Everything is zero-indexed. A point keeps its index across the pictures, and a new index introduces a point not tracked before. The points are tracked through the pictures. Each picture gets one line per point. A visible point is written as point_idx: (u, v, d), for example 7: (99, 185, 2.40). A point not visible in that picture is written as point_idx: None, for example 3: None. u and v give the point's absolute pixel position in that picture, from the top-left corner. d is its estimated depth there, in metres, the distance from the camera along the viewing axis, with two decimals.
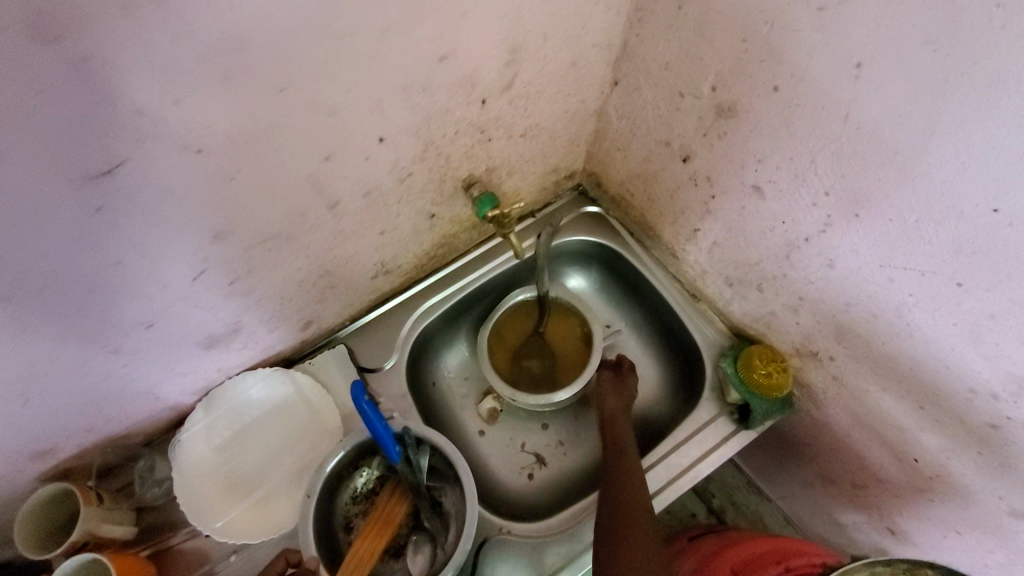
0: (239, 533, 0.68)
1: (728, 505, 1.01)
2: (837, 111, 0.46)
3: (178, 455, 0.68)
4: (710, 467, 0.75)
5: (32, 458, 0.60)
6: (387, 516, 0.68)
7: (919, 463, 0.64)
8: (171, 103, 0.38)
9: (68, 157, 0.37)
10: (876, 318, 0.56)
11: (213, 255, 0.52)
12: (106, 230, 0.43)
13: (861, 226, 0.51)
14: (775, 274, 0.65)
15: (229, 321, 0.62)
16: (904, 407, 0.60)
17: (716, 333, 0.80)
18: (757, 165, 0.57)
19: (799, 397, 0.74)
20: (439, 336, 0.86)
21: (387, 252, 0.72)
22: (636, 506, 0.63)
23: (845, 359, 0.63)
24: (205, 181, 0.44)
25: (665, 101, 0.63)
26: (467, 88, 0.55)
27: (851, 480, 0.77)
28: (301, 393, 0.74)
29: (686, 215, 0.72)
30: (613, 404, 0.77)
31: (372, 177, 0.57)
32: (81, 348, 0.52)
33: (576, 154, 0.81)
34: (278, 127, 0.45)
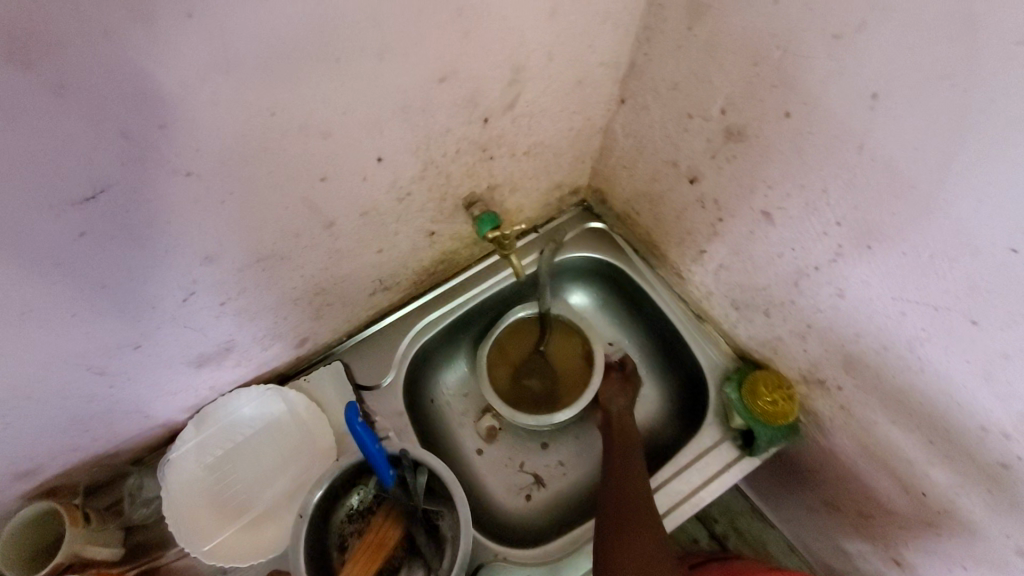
0: (228, 555, 0.66)
1: (731, 531, 0.99)
2: (852, 141, 0.45)
3: (167, 475, 0.66)
4: (712, 495, 0.72)
5: (16, 478, 0.59)
6: (381, 540, 0.66)
7: (927, 497, 0.62)
8: (158, 127, 0.36)
9: (48, 184, 0.35)
10: (886, 350, 0.54)
11: (203, 276, 0.50)
12: (90, 254, 0.41)
13: (874, 258, 0.49)
14: (783, 300, 0.63)
15: (221, 340, 0.61)
16: (913, 441, 0.58)
17: (720, 356, 0.78)
18: (767, 191, 0.55)
19: (805, 424, 0.72)
20: (438, 352, 0.84)
21: (386, 269, 0.70)
22: (641, 529, 0.62)
23: (853, 389, 0.62)
24: (195, 205, 0.43)
25: (673, 121, 0.61)
26: (470, 107, 0.53)
27: (857, 509, 0.75)
28: (295, 411, 0.72)
29: (693, 236, 0.71)
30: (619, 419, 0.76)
31: (369, 197, 0.55)
32: (65, 370, 0.50)
33: (581, 170, 0.80)
34: (271, 150, 0.43)
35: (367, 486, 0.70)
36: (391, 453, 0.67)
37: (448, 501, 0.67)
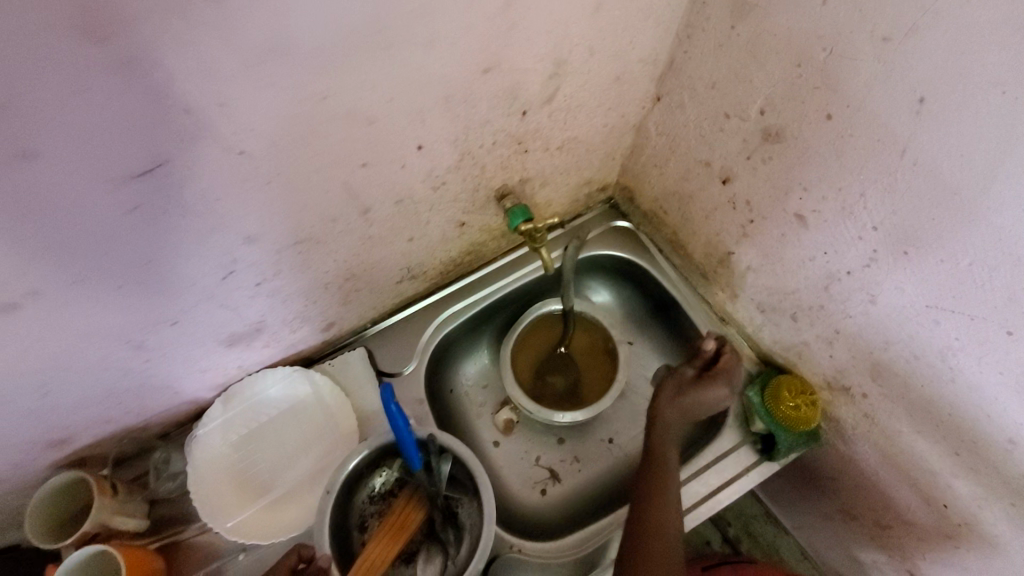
0: (249, 533, 0.67)
1: (744, 535, 0.98)
2: (894, 146, 0.44)
3: (193, 451, 0.68)
4: (729, 498, 0.73)
5: (49, 446, 0.60)
6: (403, 522, 0.67)
7: (949, 509, 0.62)
8: (216, 106, 0.37)
9: (109, 158, 0.36)
10: (916, 359, 0.54)
11: (242, 256, 0.51)
12: (141, 229, 0.42)
13: (910, 265, 0.49)
14: (812, 304, 0.63)
15: (253, 321, 0.62)
16: (939, 452, 0.58)
17: (743, 359, 0.78)
18: (802, 193, 0.55)
19: (826, 430, 0.72)
20: (461, 343, 0.85)
21: (414, 258, 0.71)
22: (652, 564, 0.59)
23: (878, 397, 0.61)
24: (241, 184, 0.44)
25: (709, 120, 0.61)
26: (509, 100, 0.54)
27: (874, 518, 0.75)
28: (320, 394, 0.73)
29: (721, 238, 0.71)
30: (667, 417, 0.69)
31: (406, 185, 0.56)
32: (105, 343, 0.51)
33: (610, 167, 0.80)
34: (318, 134, 0.44)
35: (391, 469, 0.70)
36: (418, 437, 0.67)
37: (471, 489, 0.67)
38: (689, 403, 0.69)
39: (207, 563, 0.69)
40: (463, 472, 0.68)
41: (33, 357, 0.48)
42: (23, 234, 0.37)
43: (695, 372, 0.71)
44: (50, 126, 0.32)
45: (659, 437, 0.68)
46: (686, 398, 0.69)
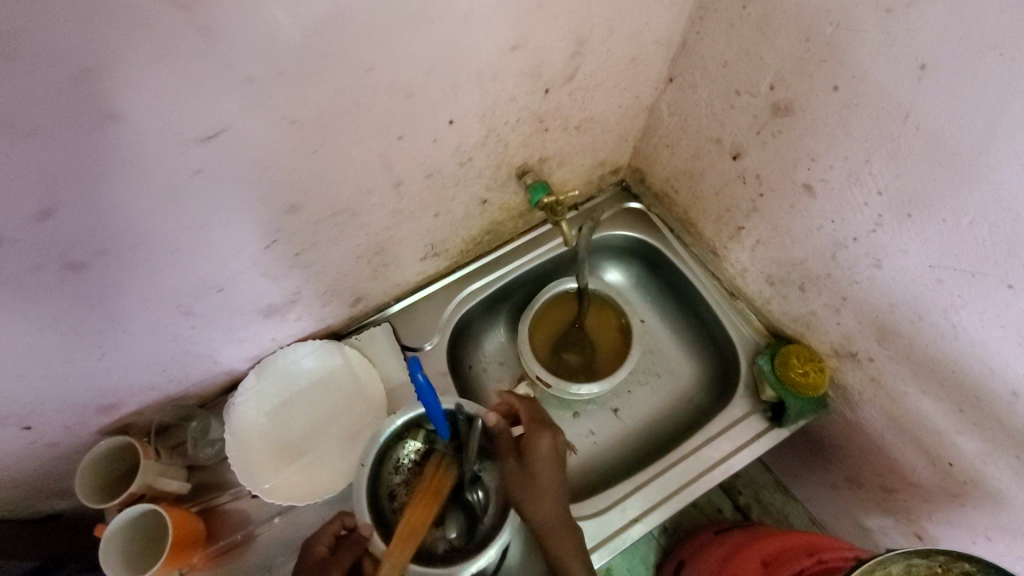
0: (285, 496, 0.70)
1: (755, 504, 1.01)
2: (897, 112, 0.48)
3: (231, 419, 0.71)
4: (741, 463, 0.76)
5: (98, 410, 0.64)
6: (437, 486, 0.67)
7: (954, 467, 0.64)
8: (276, 75, 0.41)
9: (179, 122, 0.39)
10: (921, 319, 0.57)
11: (285, 225, 0.55)
12: (203, 192, 0.46)
13: (913, 226, 0.52)
14: (819, 273, 0.66)
15: (289, 292, 0.66)
16: (943, 409, 0.61)
17: (753, 332, 0.81)
18: (810, 163, 0.59)
19: (834, 397, 0.75)
20: (480, 320, 0.89)
21: (438, 235, 0.74)
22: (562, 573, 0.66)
23: (884, 360, 0.64)
24: (291, 152, 0.47)
25: (720, 98, 0.64)
26: (533, 77, 0.57)
27: (880, 483, 0.77)
28: (349, 366, 0.76)
29: (732, 213, 0.74)
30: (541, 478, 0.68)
31: (435, 159, 0.60)
32: (158, 307, 0.55)
33: (623, 149, 0.83)
34: (361, 105, 0.47)
35: (415, 440, 0.71)
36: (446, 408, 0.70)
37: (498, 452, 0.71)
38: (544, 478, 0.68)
39: (242, 526, 0.72)
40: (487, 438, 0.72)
41: (96, 316, 0.51)
42: (103, 192, 0.41)
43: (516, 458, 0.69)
44: (134, 90, 0.36)
45: (542, 523, 0.67)
46: (536, 486, 0.67)
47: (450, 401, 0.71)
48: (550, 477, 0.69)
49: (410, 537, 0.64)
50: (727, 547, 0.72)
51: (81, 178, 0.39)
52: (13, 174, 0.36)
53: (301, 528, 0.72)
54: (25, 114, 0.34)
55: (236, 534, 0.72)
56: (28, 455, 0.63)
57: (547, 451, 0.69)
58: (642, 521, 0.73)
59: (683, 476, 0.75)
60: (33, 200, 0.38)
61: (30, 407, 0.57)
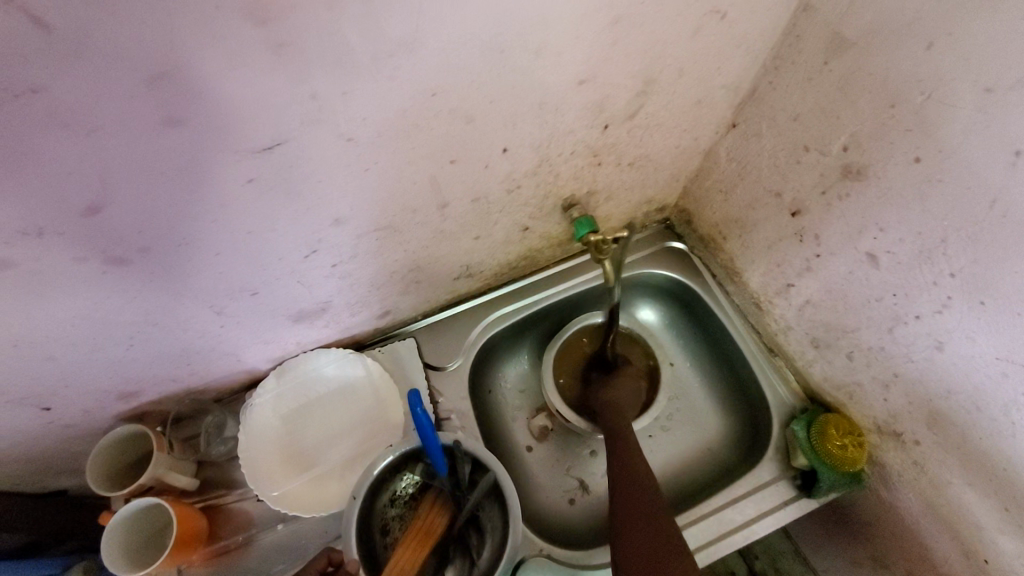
0: (292, 505, 0.69)
1: (770, 569, 0.96)
2: (984, 195, 0.44)
3: (246, 419, 0.70)
4: (763, 531, 0.72)
5: (119, 397, 0.64)
6: (428, 527, 0.66)
7: (989, 564, 0.60)
8: (340, 94, 0.39)
9: (239, 132, 0.39)
10: (980, 412, 0.53)
11: (327, 238, 0.54)
12: (251, 201, 0.45)
13: (985, 315, 0.49)
14: (872, 345, 0.62)
15: (320, 300, 0.65)
16: (991, 507, 0.57)
17: (788, 393, 0.78)
18: (877, 233, 0.55)
19: (870, 474, 0.71)
20: (505, 345, 0.87)
21: (475, 257, 0.73)
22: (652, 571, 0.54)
23: (931, 445, 0.60)
24: (345, 168, 0.46)
25: (786, 152, 0.62)
26: (595, 112, 0.56)
27: (908, 569, 0.73)
28: (370, 378, 0.75)
29: (782, 268, 0.71)
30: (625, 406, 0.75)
31: (484, 185, 0.58)
32: (191, 306, 0.54)
33: (673, 188, 0.81)
34: (420, 128, 0.46)
35: (412, 472, 0.70)
36: (444, 443, 0.68)
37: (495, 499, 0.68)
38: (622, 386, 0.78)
39: (244, 529, 0.71)
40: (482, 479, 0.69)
41: (129, 310, 0.51)
42: (153, 194, 0.40)
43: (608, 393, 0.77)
44: (197, 98, 0.35)
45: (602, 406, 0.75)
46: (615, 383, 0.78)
47: (448, 436, 0.70)
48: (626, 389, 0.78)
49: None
50: None
51: (134, 179, 0.38)
52: (67, 170, 0.36)
53: (303, 539, 0.71)
54: (88, 114, 0.33)
55: (238, 536, 0.71)
56: (45, 434, 0.63)
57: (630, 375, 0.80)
58: None
59: (701, 537, 0.71)
60: (84, 196, 0.38)
61: (52, 389, 0.57)
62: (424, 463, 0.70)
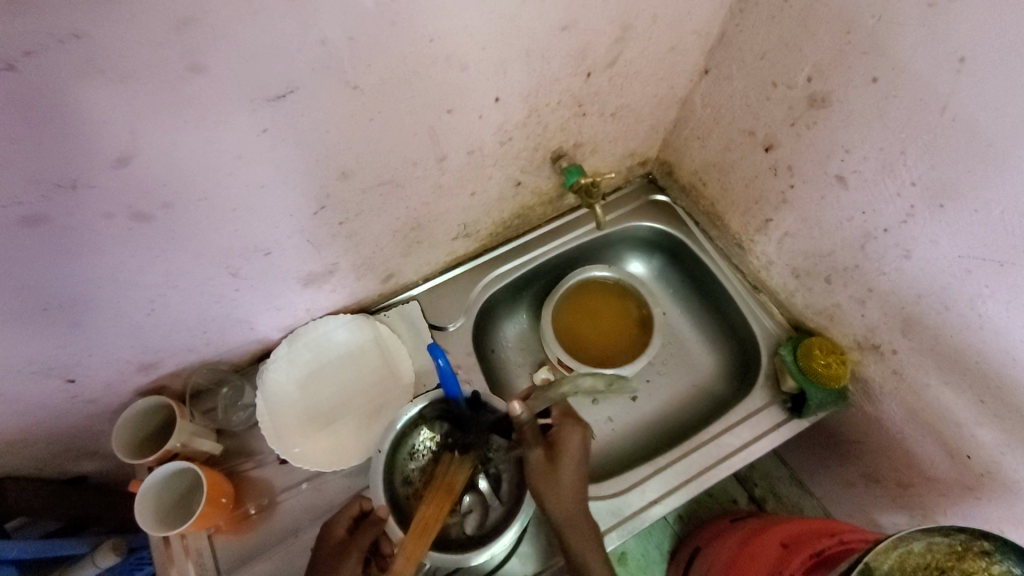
0: (311, 462, 0.72)
1: (769, 495, 1.00)
2: (935, 103, 0.49)
3: (264, 386, 0.74)
4: (760, 451, 0.77)
5: (139, 368, 0.66)
6: (450, 483, 0.68)
7: (972, 460, 0.65)
8: (346, 39, 0.43)
9: (256, 79, 0.41)
10: (947, 310, 0.58)
11: (335, 193, 0.57)
12: (264, 150, 0.47)
13: (945, 218, 0.54)
14: (847, 265, 0.67)
15: (328, 262, 0.68)
16: (963, 401, 0.62)
17: (775, 325, 0.83)
18: (844, 155, 0.60)
19: (854, 391, 0.76)
20: (504, 304, 0.90)
21: (472, 215, 0.76)
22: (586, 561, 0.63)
23: (907, 352, 0.65)
24: (351, 116, 0.49)
25: (756, 90, 0.66)
26: (578, 60, 0.59)
27: (896, 479, 0.78)
28: (379, 341, 0.79)
29: (760, 205, 0.75)
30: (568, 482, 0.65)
31: (478, 137, 0.62)
32: (208, 267, 0.57)
33: (653, 141, 0.85)
34: (418, 75, 0.49)
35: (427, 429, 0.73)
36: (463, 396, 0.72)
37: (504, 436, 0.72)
38: (570, 477, 0.66)
39: (266, 493, 0.74)
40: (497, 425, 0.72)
41: (150, 272, 0.53)
42: (175, 144, 0.42)
43: (540, 453, 0.67)
44: (218, 43, 0.38)
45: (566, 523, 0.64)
46: (560, 477, 0.65)
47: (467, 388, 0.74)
48: (573, 478, 0.66)
49: (423, 534, 0.64)
50: (744, 532, 0.72)
51: (159, 128, 0.41)
52: (96, 118, 0.38)
53: (327, 497, 0.74)
54: (121, 60, 0.35)
55: (262, 500, 0.74)
56: (68, 410, 0.65)
57: (574, 449, 0.67)
58: (661, 502, 0.74)
59: (702, 463, 0.76)
60: (113, 146, 0.40)
61: (77, 359, 0.59)
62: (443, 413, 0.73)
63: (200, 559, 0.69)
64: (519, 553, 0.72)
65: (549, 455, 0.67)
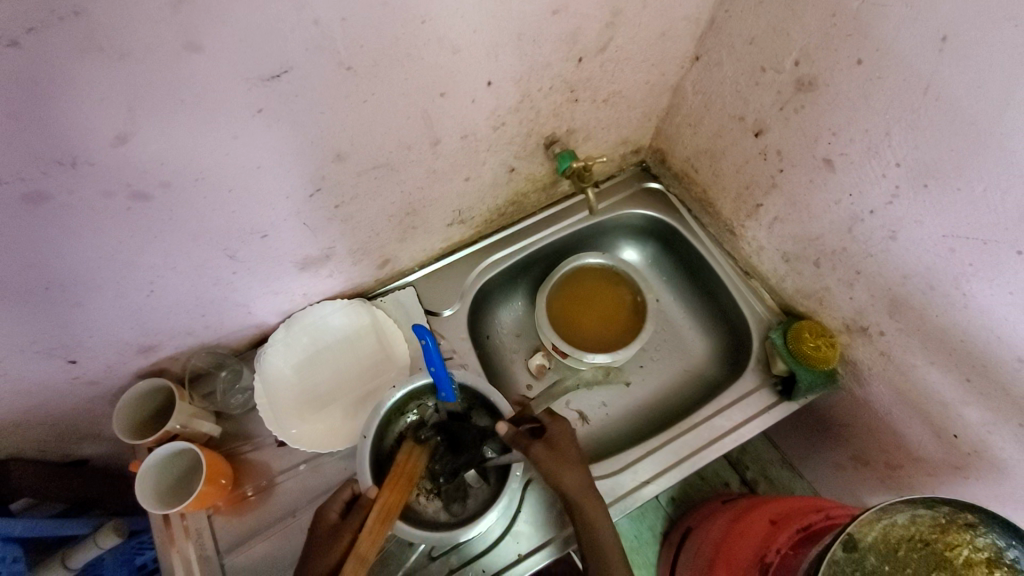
0: (308, 444, 0.73)
1: (762, 479, 1.01)
2: (918, 84, 0.50)
3: (261, 370, 0.75)
4: (750, 433, 0.78)
5: (139, 351, 0.67)
6: (409, 470, 0.67)
7: (958, 439, 0.66)
8: (340, 19, 0.44)
9: (252, 58, 0.42)
10: (932, 290, 0.59)
11: (330, 176, 0.58)
12: (260, 130, 0.48)
13: (929, 196, 0.55)
14: (835, 248, 0.68)
15: (324, 247, 0.69)
16: (950, 380, 0.63)
17: (766, 310, 0.84)
18: (831, 138, 0.61)
19: (843, 373, 0.77)
20: (499, 290, 0.92)
21: (466, 201, 0.77)
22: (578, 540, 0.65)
23: (894, 333, 0.66)
24: (346, 97, 0.50)
25: (745, 75, 0.67)
26: (569, 44, 0.60)
27: (886, 461, 0.79)
28: (375, 326, 0.80)
29: (751, 190, 0.76)
30: (570, 473, 0.66)
31: (472, 121, 0.63)
32: (207, 249, 0.58)
33: (646, 128, 0.86)
34: (411, 56, 0.50)
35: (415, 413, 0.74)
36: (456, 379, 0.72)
37: (494, 431, 0.72)
38: (571, 457, 0.67)
39: (264, 475, 0.75)
40: (488, 415, 0.73)
41: (149, 252, 0.54)
42: (173, 122, 0.43)
43: (542, 445, 0.66)
44: (214, 20, 0.39)
45: (572, 496, 0.65)
46: (561, 462, 0.66)
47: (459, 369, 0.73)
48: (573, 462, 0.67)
49: (386, 518, 0.63)
50: (734, 511, 0.73)
51: (158, 106, 0.42)
52: (97, 96, 0.39)
53: (324, 479, 0.75)
54: (120, 37, 0.36)
55: (260, 482, 0.75)
56: (69, 392, 0.66)
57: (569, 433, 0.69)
58: (654, 482, 0.75)
59: (693, 445, 0.77)
60: (114, 124, 0.41)
61: (77, 340, 0.60)
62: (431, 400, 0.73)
63: (200, 538, 0.71)
64: (512, 535, 0.73)
65: (551, 446, 0.67)
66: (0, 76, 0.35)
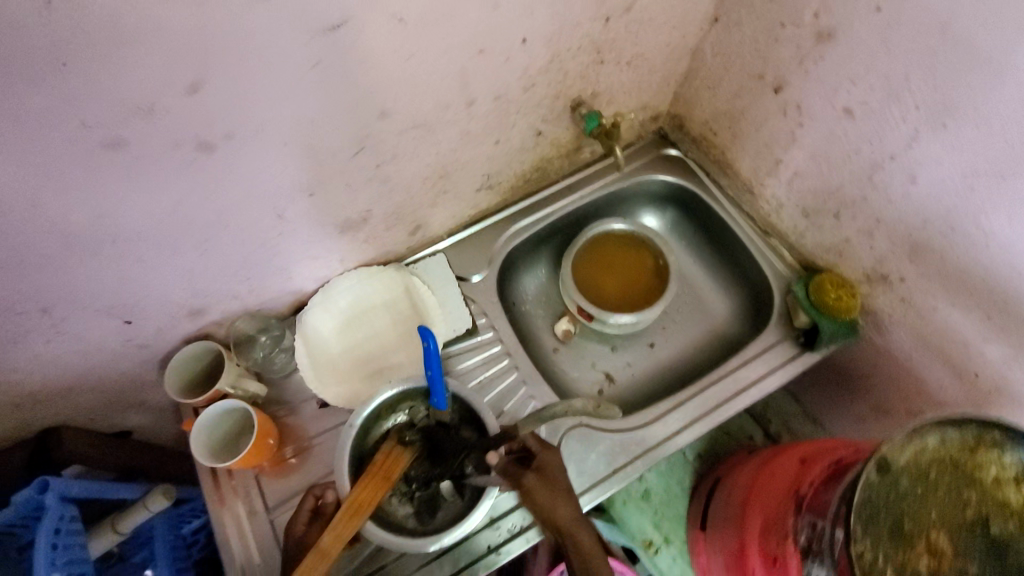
0: (351, 402, 0.77)
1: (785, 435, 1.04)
2: (935, 26, 0.53)
3: (302, 333, 0.77)
4: (775, 384, 0.81)
5: (188, 314, 0.70)
6: (387, 469, 0.63)
7: (978, 378, 0.68)
8: None
9: (314, 9, 0.45)
10: (952, 230, 0.62)
11: (372, 135, 0.61)
12: (314, 83, 0.51)
13: (947, 136, 0.57)
14: (855, 198, 0.71)
15: (362, 209, 0.71)
16: (971, 318, 0.65)
17: (785, 267, 0.87)
18: (850, 86, 0.64)
19: (864, 322, 0.80)
20: (524, 257, 0.94)
21: (495, 165, 0.80)
22: None
23: (914, 277, 0.69)
24: (393, 53, 0.53)
25: (765, 33, 0.70)
26: (598, 3, 0.63)
27: (906, 408, 0.81)
28: (409, 290, 0.83)
29: (771, 147, 0.79)
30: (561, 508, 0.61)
31: (505, 81, 0.65)
32: (258, 208, 0.61)
33: (665, 94, 0.89)
34: (454, 12, 0.53)
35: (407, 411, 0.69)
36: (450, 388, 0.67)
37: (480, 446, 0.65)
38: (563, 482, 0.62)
39: (306, 436, 0.78)
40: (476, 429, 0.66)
41: (206, 208, 0.57)
42: (239, 71, 0.46)
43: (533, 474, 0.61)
44: None
45: None
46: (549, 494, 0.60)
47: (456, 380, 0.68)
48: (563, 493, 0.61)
49: (354, 516, 0.60)
50: (761, 458, 0.76)
51: (228, 55, 0.44)
52: (177, 42, 0.42)
53: None
54: None
55: (302, 443, 0.78)
56: (122, 354, 0.69)
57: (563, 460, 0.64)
58: (684, 433, 0.78)
59: (722, 395, 0.80)
60: (189, 72, 0.44)
61: (135, 299, 0.62)
62: (425, 404, 0.68)
63: (248, 497, 0.74)
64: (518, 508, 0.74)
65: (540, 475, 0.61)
66: (96, 20, 0.37)
